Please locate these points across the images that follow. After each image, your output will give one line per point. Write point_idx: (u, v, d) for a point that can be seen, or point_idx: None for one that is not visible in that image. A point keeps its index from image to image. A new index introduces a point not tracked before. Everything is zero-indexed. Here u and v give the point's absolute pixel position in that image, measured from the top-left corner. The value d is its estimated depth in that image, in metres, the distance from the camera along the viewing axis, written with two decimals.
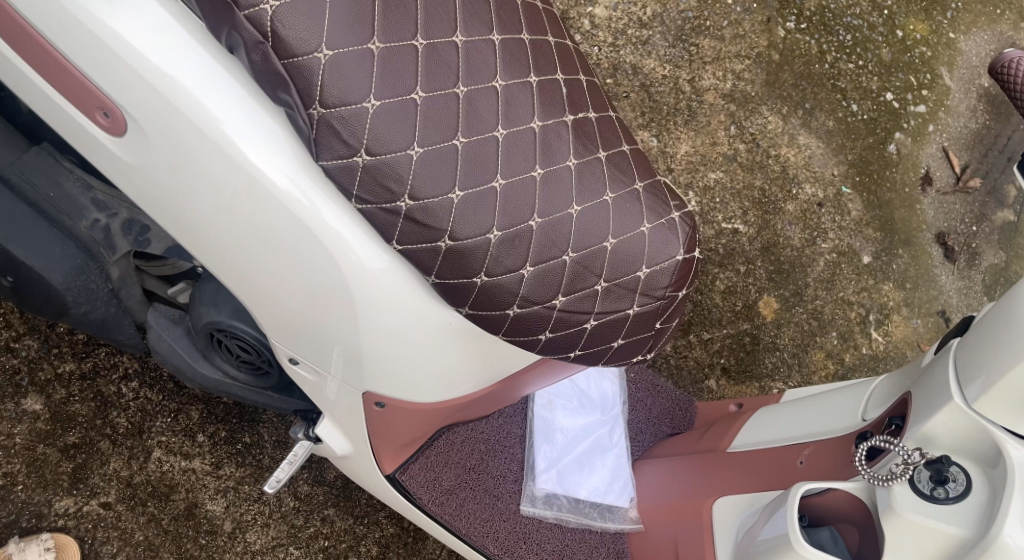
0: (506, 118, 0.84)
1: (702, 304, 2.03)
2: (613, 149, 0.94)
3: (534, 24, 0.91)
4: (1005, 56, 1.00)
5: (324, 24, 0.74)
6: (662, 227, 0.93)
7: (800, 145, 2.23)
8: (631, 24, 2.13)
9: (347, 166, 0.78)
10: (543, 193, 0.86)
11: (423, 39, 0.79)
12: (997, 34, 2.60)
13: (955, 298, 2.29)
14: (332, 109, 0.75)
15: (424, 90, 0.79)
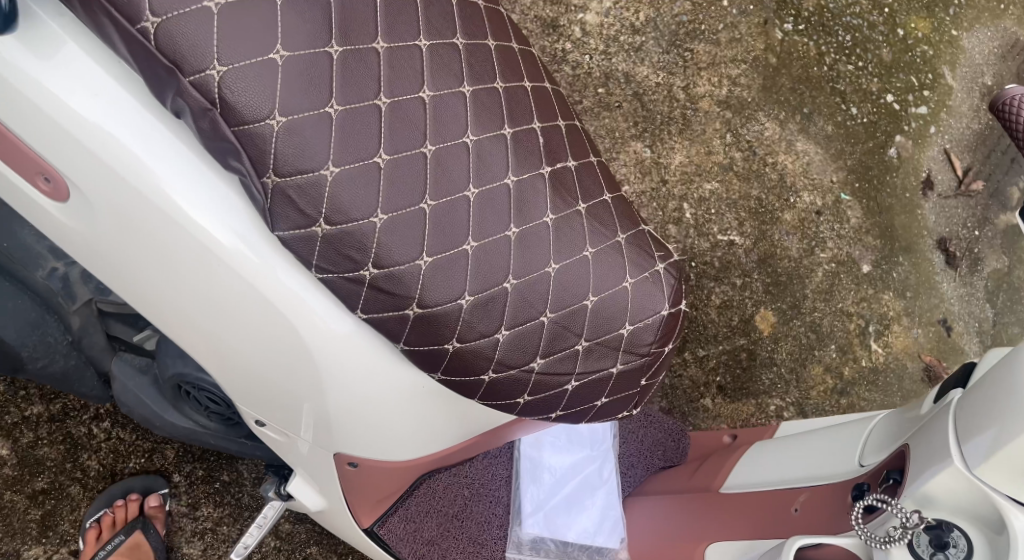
0: (477, 176, 0.79)
1: (697, 321, 1.99)
2: (593, 199, 0.88)
3: (509, 70, 0.85)
4: (1006, 92, 0.95)
5: (276, 88, 0.69)
6: (645, 281, 0.88)
7: (797, 152, 2.16)
8: (624, 29, 2.06)
9: (307, 236, 0.73)
10: (517, 253, 0.81)
11: (386, 97, 0.74)
12: (1001, 31, 2.53)
13: (956, 305, 2.26)
14: (288, 178, 0.71)
15: (386, 153, 0.73)
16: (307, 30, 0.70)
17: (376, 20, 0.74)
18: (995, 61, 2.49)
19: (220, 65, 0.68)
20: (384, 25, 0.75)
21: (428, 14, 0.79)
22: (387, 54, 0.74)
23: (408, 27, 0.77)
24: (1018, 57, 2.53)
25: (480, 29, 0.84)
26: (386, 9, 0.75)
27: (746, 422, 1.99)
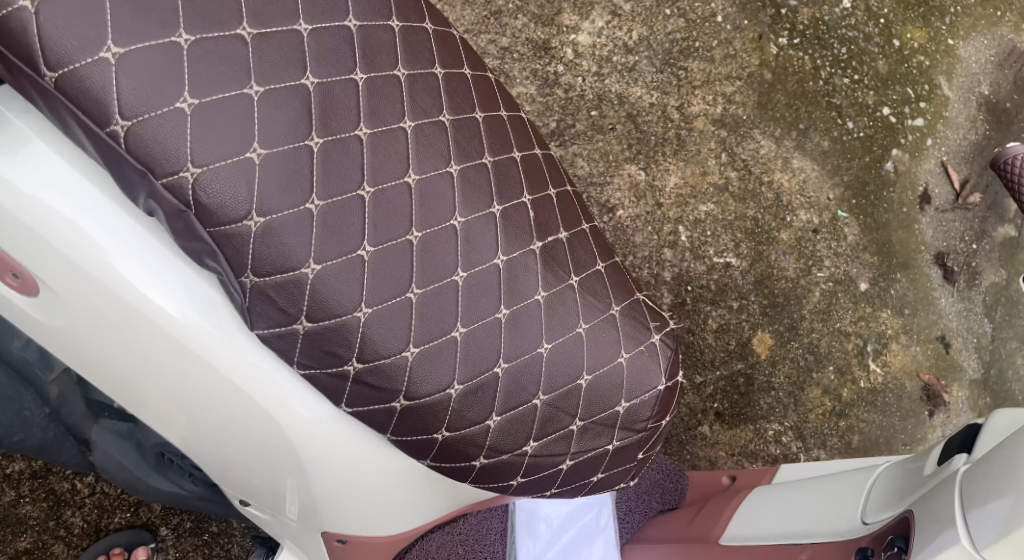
0: (465, 260, 0.76)
1: (694, 346, 1.97)
2: (587, 270, 0.85)
3: (500, 140, 0.83)
4: (1009, 151, 0.94)
5: (253, 184, 0.67)
6: (642, 355, 0.84)
7: (793, 169, 2.12)
8: (617, 49, 2.03)
9: (282, 333, 0.72)
10: (507, 337, 0.78)
11: (371, 186, 0.72)
12: (996, 39, 2.36)
13: (954, 321, 2.19)
14: (266, 275, 0.70)
15: (369, 244, 0.72)
16: (285, 125, 0.69)
17: (358, 108, 0.72)
18: (992, 69, 2.35)
19: (195, 166, 0.66)
20: (364, 110, 0.73)
21: (410, 90, 0.76)
22: (369, 140, 0.73)
23: (390, 108, 0.74)
24: (1015, 64, 2.37)
25: (466, 99, 0.81)
26: (367, 93, 0.73)
27: (743, 448, 1.96)
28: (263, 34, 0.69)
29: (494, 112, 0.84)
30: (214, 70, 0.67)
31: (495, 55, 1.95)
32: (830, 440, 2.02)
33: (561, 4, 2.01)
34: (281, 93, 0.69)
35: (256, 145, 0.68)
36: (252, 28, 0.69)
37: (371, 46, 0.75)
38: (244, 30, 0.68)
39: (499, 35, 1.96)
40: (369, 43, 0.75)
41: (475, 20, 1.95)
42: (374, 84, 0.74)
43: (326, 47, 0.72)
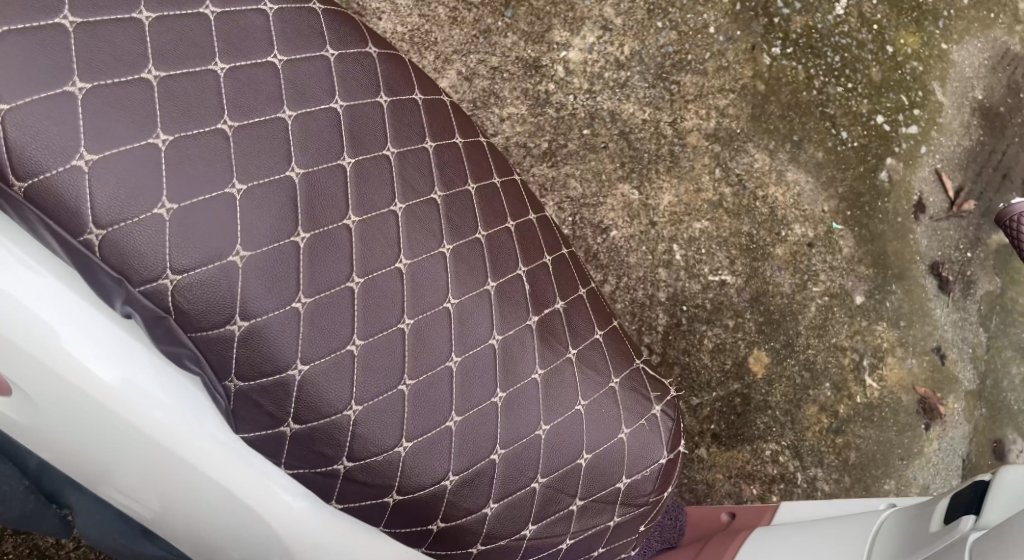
0: (459, 344, 1.01)
1: (690, 367, 1.94)
2: (583, 339, 1.09)
3: (493, 216, 1.09)
4: (1013, 208, 0.99)
5: (238, 287, 0.93)
6: (641, 432, 1.08)
7: (788, 182, 2.08)
8: (608, 66, 2.00)
9: (276, 432, 0.96)
10: (504, 419, 1.01)
11: (359, 277, 0.98)
12: (990, 42, 2.29)
13: (950, 332, 2.14)
14: (252, 380, 0.95)
15: (360, 338, 0.97)
16: (269, 222, 0.94)
17: (345, 189, 0.99)
18: (985, 73, 2.27)
19: (172, 271, 0.91)
20: (354, 197, 1.00)
21: (402, 171, 1.04)
22: (357, 226, 0.99)
23: (380, 193, 1.01)
24: (1009, 68, 2.29)
25: (459, 174, 1.09)
26: (356, 174, 1.00)
27: (741, 470, 1.94)
28: (246, 125, 0.96)
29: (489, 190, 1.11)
30: (184, 180, 0.92)
31: (485, 75, 1.93)
32: (826, 457, 1.99)
33: (551, 20, 1.98)
34: (261, 187, 0.95)
35: (237, 249, 0.93)
36: (234, 124, 0.96)
37: (356, 130, 1.02)
38: (226, 125, 0.95)
39: (488, 55, 1.93)
40: (363, 133, 1.03)
41: (464, 39, 1.93)
42: (363, 168, 1.01)
43: (317, 138, 0.99)
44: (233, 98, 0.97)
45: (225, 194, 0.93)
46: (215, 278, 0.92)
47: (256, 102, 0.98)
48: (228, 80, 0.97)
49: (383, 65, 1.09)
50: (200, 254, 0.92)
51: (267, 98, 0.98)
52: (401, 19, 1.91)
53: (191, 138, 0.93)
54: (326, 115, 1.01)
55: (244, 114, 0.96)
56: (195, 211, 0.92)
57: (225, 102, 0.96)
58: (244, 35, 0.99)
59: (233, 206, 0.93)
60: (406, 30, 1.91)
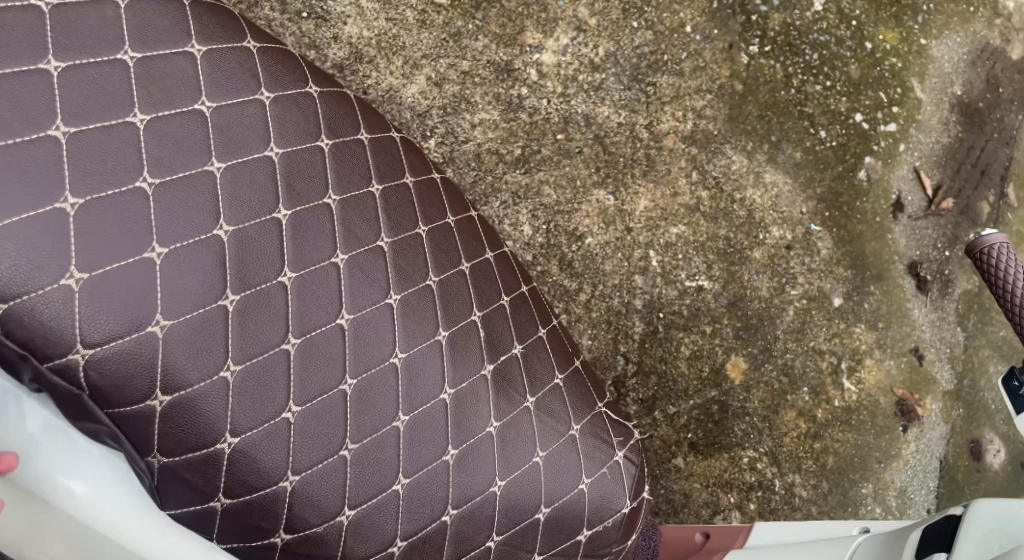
0: (407, 402, 1.13)
1: (665, 375, 1.91)
2: (541, 381, 1.23)
3: (440, 256, 1.22)
4: (985, 239, 1.09)
5: (160, 355, 1.02)
6: (601, 482, 1.23)
7: (766, 184, 2.02)
8: (582, 68, 1.97)
9: (206, 507, 1.07)
10: (457, 477, 1.14)
11: (294, 338, 1.09)
12: (969, 38, 2.18)
13: (928, 332, 2.08)
14: (179, 456, 1.05)
15: (296, 405, 1.08)
16: (198, 283, 1.05)
17: (280, 239, 1.11)
18: (963, 68, 2.17)
19: (84, 344, 1.00)
20: (290, 249, 1.11)
21: (344, 216, 1.16)
22: (294, 281, 1.10)
23: (320, 244, 1.13)
24: (989, 62, 2.19)
25: (408, 218, 1.21)
26: (291, 223, 1.12)
27: (719, 478, 1.92)
28: (166, 182, 1.06)
29: (441, 227, 1.25)
30: (96, 251, 1.01)
31: (455, 79, 1.90)
32: (803, 463, 1.96)
33: (524, 22, 1.95)
34: (184, 249, 1.05)
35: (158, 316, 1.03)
36: (153, 181, 1.06)
37: (293, 180, 1.13)
38: (145, 183, 1.05)
39: (459, 59, 1.91)
40: (304, 182, 1.14)
41: (433, 43, 1.90)
42: (301, 218, 1.13)
43: (251, 187, 1.11)
44: (153, 153, 1.06)
45: (141, 259, 1.03)
46: (134, 348, 1.02)
47: (178, 157, 1.07)
48: (148, 133, 1.07)
49: (323, 105, 1.21)
50: (113, 324, 1.01)
51: (194, 148, 1.09)
52: (367, 23, 1.89)
53: (103, 210, 1.02)
54: (260, 161, 1.12)
55: (167, 169, 1.06)
56: (108, 283, 1.01)
57: (145, 158, 1.06)
58: (166, 84, 1.09)
59: (151, 271, 1.03)
60: (372, 34, 1.88)
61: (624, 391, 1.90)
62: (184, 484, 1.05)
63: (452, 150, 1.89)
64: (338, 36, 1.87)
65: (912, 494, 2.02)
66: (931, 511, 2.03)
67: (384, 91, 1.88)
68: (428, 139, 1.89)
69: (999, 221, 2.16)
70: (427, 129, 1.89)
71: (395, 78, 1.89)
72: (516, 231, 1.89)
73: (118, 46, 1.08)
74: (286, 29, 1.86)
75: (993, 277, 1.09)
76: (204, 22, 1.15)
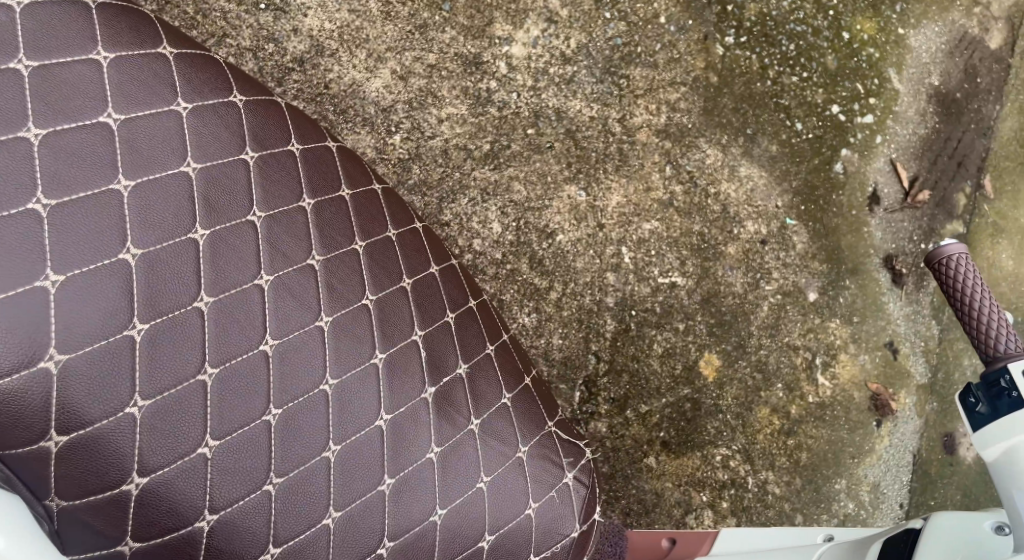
0: (337, 432, 1.13)
1: (638, 374, 1.89)
2: (485, 401, 1.24)
3: (378, 273, 1.22)
4: (948, 249, 1.17)
5: (54, 390, 1.01)
6: (550, 506, 1.24)
7: (741, 179, 1.99)
8: (553, 60, 1.94)
9: (113, 551, 1.05)
10: (391, 508, 1.14)
11: (211, 367, 1.08)
12: (948, 27, 2.14)
13: (904, 326, 2.05)
14: (79, 499, 1.03)
15: (213, 439, 1.07)
16: (104, 311, 1.04)
17: (197, 261, 1.10)
18: (942, 58, 2.12)
19: None
20: (209, 272, 1.10)
21: (270, 233, 1.15)
22: (211, 306, 1.09)
23: (245, 266, 1.12)
24: (968, 52, 2.15)
25: (343, 234, 1.21)
26: (209, 243, 1.11)
27: (691, 477, 1.90)
28: (63, 203, 1.04)
29: (377, 242, 1.24)
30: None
31: (421, 73, 1.88)
32: (777, 459, 1.94)
33: (493, 13, 1.92)
34: (85, 276, 1.03)
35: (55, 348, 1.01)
36: (49, 202, 1.03)
37: (213, 197, 1.12)
38: (39, 204, 1.03)
39: (425, 52, 1.89)
40: (225, 199, 1.13)
41: (398, 35, 1.88)
42: (221, 237, 1.12)
43: (167, 207, 1.09)
44: (48, 171, 1.04)
45: (32, 289, 1.01)
46: (24, 386, 0.99)
47: (77, 174, 1.05)
48: (43, 148, 1.04)
49: (249, 114, 1.19)
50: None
51: (98, 164, 1.07)
52: (329, 14, 1.86)
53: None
54: (176, 178, 1.11)
55: (66, 190, 1.04)
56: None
57: (41, 177, 1.03)
58: (63, 96, 1.07)
59: (45, 300, 1.01)
60: (334, 27, 1.86)
61: (595, 390, 1.88)
62: (87, 528, 1.03)
63: (418, 145, 1.87)
64: (298, 29, 1.84)
65: (886, 488, 2.01)
66: (903, 505, 2.03)
67: (347, 85, 1.85)
68: (392, 135, 1.86)
69: (974, 213, 2.14)
70: (392, 125, 1.86)
71: (358, 71, 1.86)
72: (485, 229, 1.86)
73: (11, 55, 1.05)
74: (244, 22, 1.83)
75: (949, 285, 1.17)
76: (113, 26, 1.13)
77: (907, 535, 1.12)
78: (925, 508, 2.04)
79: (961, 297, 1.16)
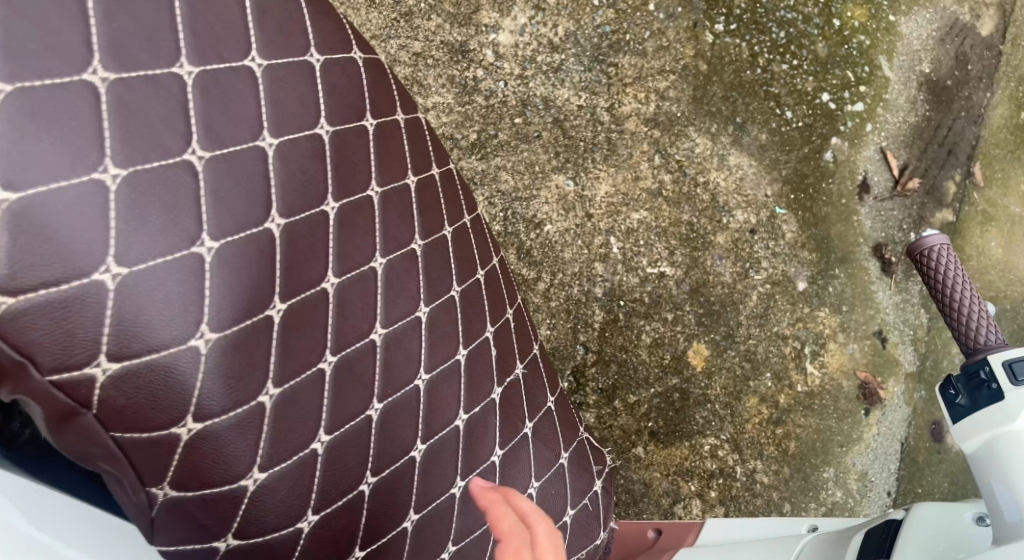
0: (425, 430, 1.02)
1: (626, 363, 1.89)
2: (536, 407, 1.18)
3: (462, 262, 1.11)
4: (928, 240, 1.17)
5: (199, 371, 0.83)
6: (583, 514, 1.23)
7: (730, 167, 1.98)
8: (541, 48, 1.93)
9: (207, 546, 0.90)
10: (460, 514, 1.06)
11: (332, 356, 0.92)
12: (939, 13, 2.12)
13: (893, 315, 2.05)
14: (194, 489, 0.87)
15: (327, 435, 0.92)
16: (247, 288, 0.86)
17: (329, 237, 0.93)
18: (932, 45, 2.11)
19: (112, 357, 0.79)
20: (337, 250, 0.93)
21: (385, 212, 1.00)
22: (338, 289, 0.93)
23: (365, 246, 0.97)
24: (958, 39, 2.13)
25: (436, 219, 1.08)
26: (340, 217, 0.94)
27: (679, 467, 1.90)
28: (216, 156, 0.85)
29: (459, 226, 1.13)
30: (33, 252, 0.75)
31: (406, 61, 1.88)
32: (765, 448, 1.94)
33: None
34: (232, 247, 0.85)
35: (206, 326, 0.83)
36: (204, 153, 0.84)
37: (344, 165, 0.96)
38: (194, 156, 0.83)
39: (410, 40, 1.88)
40: (354, 167, 0.97)
41: (383, 23, 1.88)
42: (351, 213, 0.96)
43: (304, 169, 0.91)
44: (201, 117, 0.84)
45: (189, 255, 0.82)
46: (172, 368, 0.82)
47: (228, 124, 0.86)
48: (196, 86, 0.85)
49: (368, 75, 1.04)
50: (158, 335, 0.81)
51: (247, 115, 0.88)
52: None
53: (59, 197, 0.76)
54: (313, 139, 0.93)
55: (218, 140, 0.85)
56: (137, 289, 0.80)
57: (193, 124, 0.84)
58: (213, 26, 0.87)
59: (200, 271, 0.83)
60: None
61: (584, 380, 1.88)
62: (190, 520, 0.88)
63: None
64: None
65: (874, 477, 2.00)
66: (891, 493, 2.02)
67: None
68: None
69: (964, 201, 2.13)
70: None
71: None
72: None
73: None
74: None
75: (930, 275, 1.17)
76: None
77: (888, 528, 1.11)
78: (913, 496, 2.04)
79: (941, 288, 1.16)
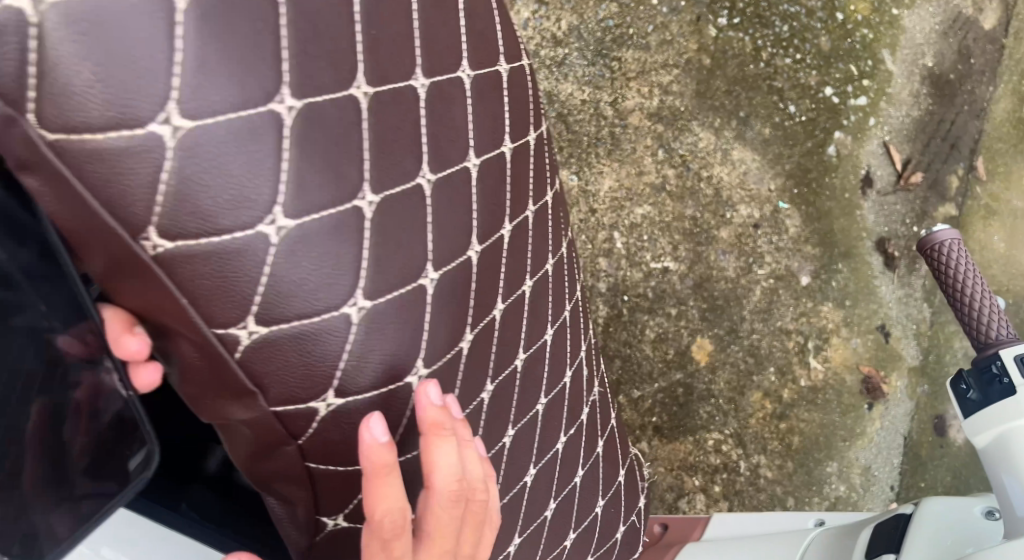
0: (538, 453, 1.05)
1: (630, 358, 1.90)
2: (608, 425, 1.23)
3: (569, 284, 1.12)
4: (936, 235, 1.16)
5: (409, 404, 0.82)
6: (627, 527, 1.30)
7: (733, 162, 1.98)
8: (545, 42, 1.92)
9: None
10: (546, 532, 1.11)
11: (490, 382, 0.93)
12: (944, 5, 2.10)
13: (895, 309, 2.05)
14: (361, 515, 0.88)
15: None
16: (451, 320, 0.84)
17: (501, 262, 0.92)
18: (936, 38, 2.09)
19: (338, 391, 0.77)
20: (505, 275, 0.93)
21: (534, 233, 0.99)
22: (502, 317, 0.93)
23: (520, 271, 0.96)
24: (962, 32, 2.11)
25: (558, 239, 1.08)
26: (510, 241, 0.93)
27: (683, 461, 1.91)
28: (442, 180, 0.82)
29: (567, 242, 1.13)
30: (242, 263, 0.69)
31: None
32: (769, 443, 1.94)
33: None
34: (447, 278, 0.83)
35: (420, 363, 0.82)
36: (432, 176, 0.80)
37: (515, 188, 0.94)
38: (425, 180, 0.80)
39: None
40: (518, 189, 0.95)
41: None
42: (516, 237, 0.95)
43: (492, 192, 0.89)
44: (433, 139, 0.80)
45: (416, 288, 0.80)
46: (390, 402, 0.81)
47: (449, 145, 0.83)
48: (428, 106, 0.80)
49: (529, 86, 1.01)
50: (382, 370, 0.79)
51: (461, 135, 0.84)
52: None
53: (103, 19, 0.60)
54: (498, 161, 0.91)
55: (441, 162, 0.82)
56: (377, 322, 0.77)
57: (428, 148, 0.80)
58: (439, 42, 0.83)
59: (423, 305, 0.81)
60: None
61: None
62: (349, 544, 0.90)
63: None
64: None
65: (877, 471, 2.01)
66: (894, 487, 2.03)
67: None
68: None
69: (967, 194, 2.12)
70: None
71: None
72: None
73: None
74: None
75: (939, 270, 1.16)
76: None
77: (897, 524, 1.11)
78: (916, 490, 2.04)
79: (949, 283, 1.15)
